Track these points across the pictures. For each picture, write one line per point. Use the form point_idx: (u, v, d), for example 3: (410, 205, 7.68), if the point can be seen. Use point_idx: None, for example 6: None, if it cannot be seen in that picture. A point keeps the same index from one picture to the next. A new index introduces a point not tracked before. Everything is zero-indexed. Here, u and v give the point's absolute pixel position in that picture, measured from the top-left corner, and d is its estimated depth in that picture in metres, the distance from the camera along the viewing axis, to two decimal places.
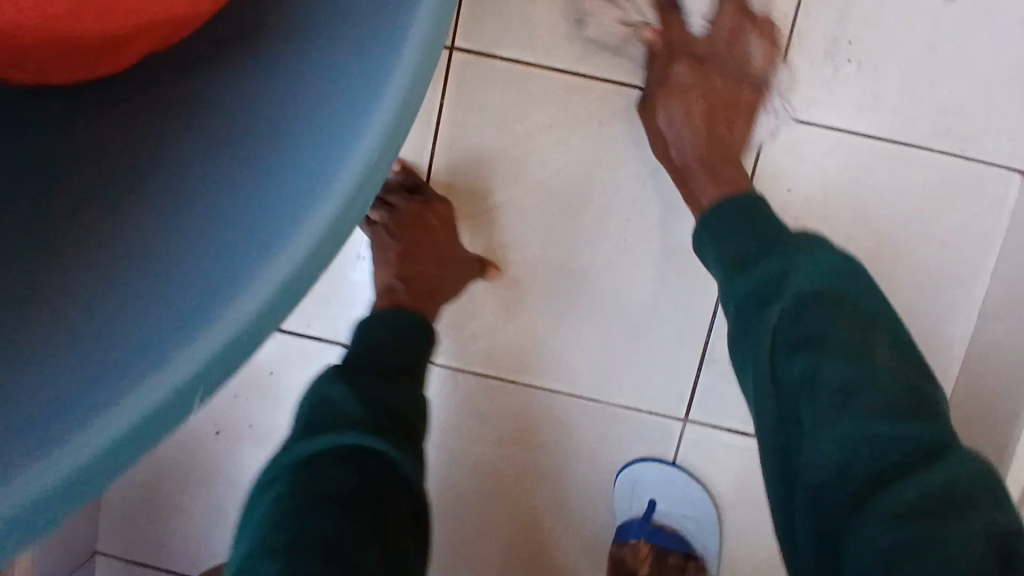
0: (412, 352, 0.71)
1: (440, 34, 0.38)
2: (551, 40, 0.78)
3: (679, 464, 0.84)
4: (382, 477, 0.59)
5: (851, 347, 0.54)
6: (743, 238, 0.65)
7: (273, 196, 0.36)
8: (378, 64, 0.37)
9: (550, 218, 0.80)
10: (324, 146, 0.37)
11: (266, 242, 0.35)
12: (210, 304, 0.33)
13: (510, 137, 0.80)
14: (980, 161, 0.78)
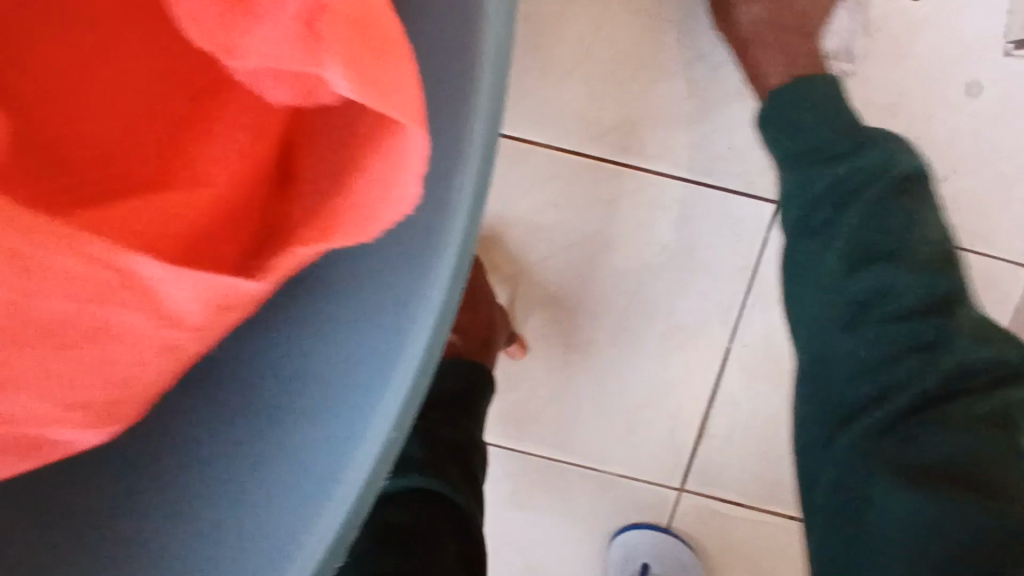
0: (470, 386, 0.66)
1: (487, 171, 0.30)
2: (557, 120, 0.75)
3: (671, 530, 0.87)
4: (447, 523, 0.53)
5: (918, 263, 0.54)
6: (818, 130, 0.60)
7: (321, 381, 0.29)
8: (428, 220, 0.28)
9: (551, 294, 0.81)
10: (369, 316, 0.29)
11: (325, 465, 0.28)
12: (281, 533, 0.28)
13: (513, 213, 0.78)
14: (989, 256, 0.77)
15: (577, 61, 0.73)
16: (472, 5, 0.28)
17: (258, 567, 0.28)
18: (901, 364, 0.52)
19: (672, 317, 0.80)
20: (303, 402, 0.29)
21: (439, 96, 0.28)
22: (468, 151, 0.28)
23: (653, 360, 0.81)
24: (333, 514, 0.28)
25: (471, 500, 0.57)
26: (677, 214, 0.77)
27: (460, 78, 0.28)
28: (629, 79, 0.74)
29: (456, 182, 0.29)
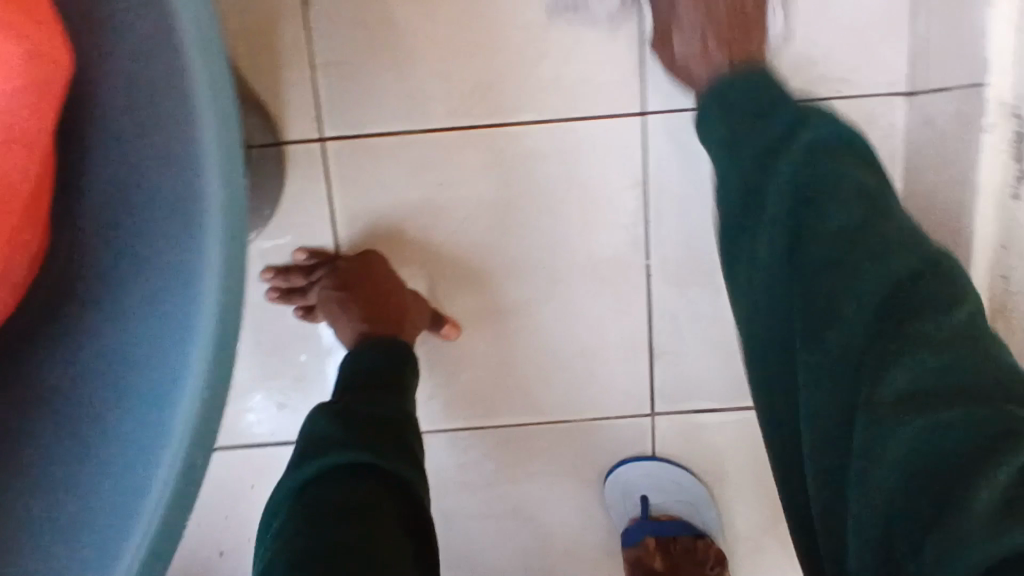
0: (389, 367, 0.68)
1: (234, 123, 0.36)
2: (412, 105, 0.77)
3: (659, 455, 0.87)
4: (371, 488, 0.56)
5: (883, 265, 0.49)
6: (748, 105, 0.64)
7: (160, 310, 0.38)
8: (190, 193, 0.36)
9: (465, 269, 0.82)
10: (177, 253, 0.37)
11: (174, 381, 0.37)
12: (161, 429, 0.38)
13: (404, 204, 0.80)
14: (860, 98, 0.78)
15: (413, 47, 0.76)
16: (172, 23, 0.35)
17: (151, 454, 0.38)
18: (824, 215, 0.53)
19: (584, 252, 0.82)
20: (149, 354, 0.38)
21: (173, 101, 0.36)
22: (202, 134, 0.36)
23: (581, 300, 0.83)
24: (185, 428, 0.37)
25: (402, 466, 0.60)
26: (551, 154, 0.79)
27: (184, 81, 0.35)
28: (464, 47, 0.76)
29: (200, 140, 0.36)
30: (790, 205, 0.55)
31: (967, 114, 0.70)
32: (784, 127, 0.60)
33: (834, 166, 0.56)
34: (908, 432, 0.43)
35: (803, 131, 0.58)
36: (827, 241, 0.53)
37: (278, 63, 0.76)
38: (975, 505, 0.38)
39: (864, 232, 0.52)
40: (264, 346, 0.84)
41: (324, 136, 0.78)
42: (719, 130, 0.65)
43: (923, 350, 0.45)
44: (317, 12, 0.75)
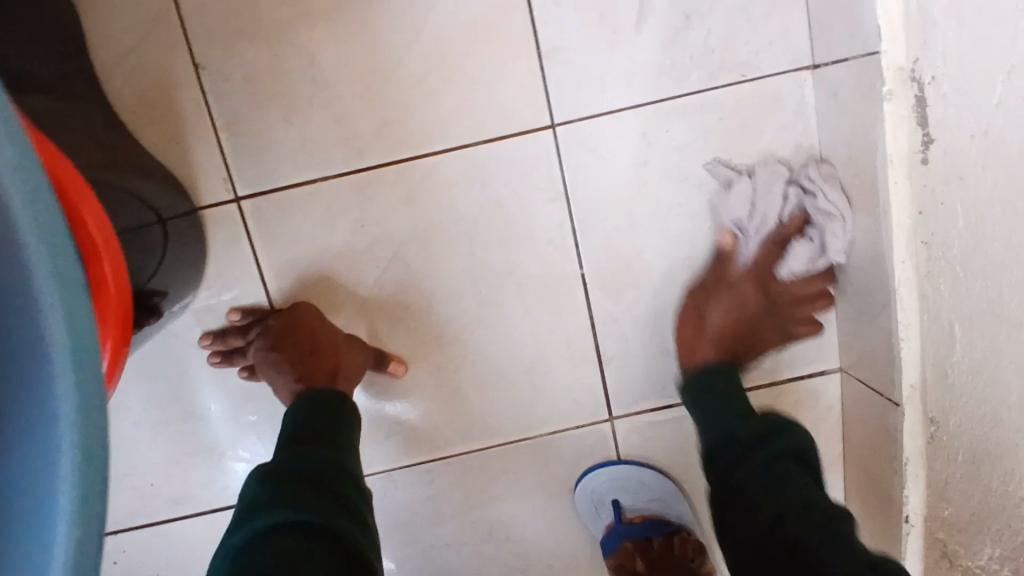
0: (327, 423, 0.68)
1: (59, 234, 0.32)
2: (322, 152, 0.78)
3: (625, 458, 0.88)
4: (308, 541, 0.56)
5: (804, 490, 0.63)
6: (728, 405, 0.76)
7: (15, 464, 0.33)
8: (28, 323, 0.32)
9: (401, 305, 0.82)
10: (24, 396, 0.32)
11: (37, 546, 0.32)
12: None
13: (330, 250, 0.80)
14: (764, 80, 0.79)
15: (314, 94, 0.76)
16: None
17: None
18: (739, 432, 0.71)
19: (517, 271, 0.82)
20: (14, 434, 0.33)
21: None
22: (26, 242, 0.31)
23: (522, 317, 0.83)
24: (66, 512, 0.31)
25: (342, 520, 0.59)
26: (468, 178, 0.79)
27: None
28: (365, 86, 0.77)
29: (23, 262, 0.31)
30: (763, 530, 0.61)
31: (867, 84, 0.71)
32: (755, 432, 0.70)
33: (795, 478, 0.65)
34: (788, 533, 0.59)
35: (784, 439, 0.69)
36: (777, 517, 0.61)
37: (182, 130, 0.76)
38: (815, 537, 0.57)
39: (788, 499, 0.62)
40: (215, 409, 0.84)
41: (239, 197, 0.78)
42: (703, 399, 0.78)
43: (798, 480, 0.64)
44: (211, 72, 0.75)
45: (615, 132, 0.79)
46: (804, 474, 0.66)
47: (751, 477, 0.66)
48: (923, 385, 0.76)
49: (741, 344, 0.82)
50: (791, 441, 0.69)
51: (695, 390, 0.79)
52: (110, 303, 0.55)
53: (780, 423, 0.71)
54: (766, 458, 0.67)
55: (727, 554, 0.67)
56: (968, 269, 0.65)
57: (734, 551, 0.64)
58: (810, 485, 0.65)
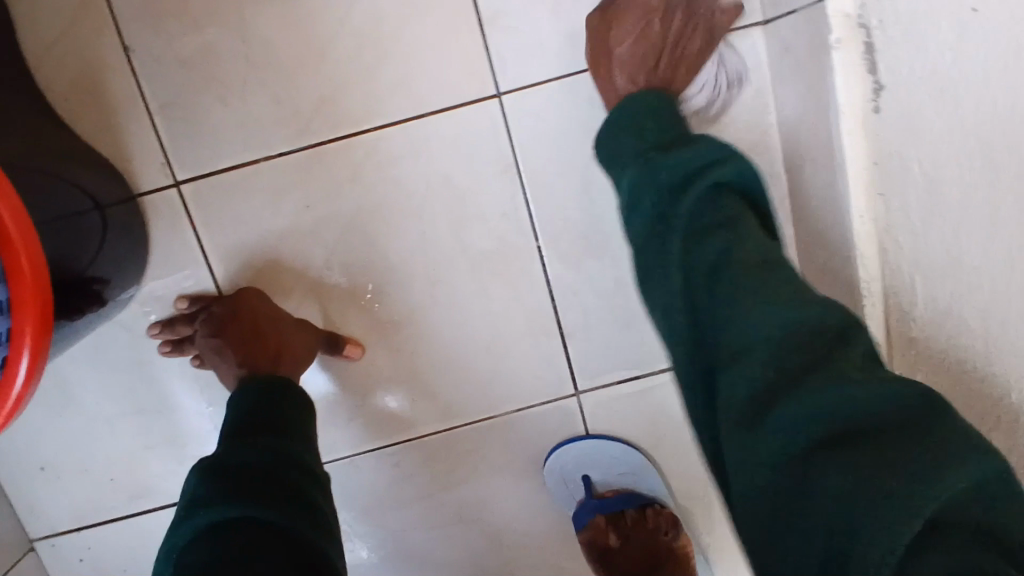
0: (271, 407, 0.66)
1: None
2: (262, 131, 0.75)
3: (593, 433, 0.86)
4: (249, 538, 0.55)
5: (752, 270, 0.51)
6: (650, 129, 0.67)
7: None
8: None
9: (355, 286, 0.80)
10: None
11: None
12: None
13: (277, 233, 0.78)
14: None
15: (250, 72, 0.74)
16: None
17: None
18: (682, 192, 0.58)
19: (471, 245, 0.80)
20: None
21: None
22: None
23: (479, 293, 0.81)
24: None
25: (288, 514, 0.58)
26: (414, 152, 0.77)
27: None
28: (302, 62, 0.74)
29: None
30: (686, 281, 0.54)
31: (815, 33, 0.69)
32: (678, 176, 0.59)
33: (731, 209, 0.55)
34: (791, 436, 0.43)
35: (719, 169, 0.57)
36: (726, 310, 0.50)
37: (115, 114, 0.74)
38: (791, 380, 0.45)
39: (709, 218, 0.55)
40: (170, 400, 0.82)
41: (178, 181, 0.76)
42: (624, 145, 0.68)
43: (745, 244, 0.53)
44: (140, 54, 0.73)
45: (563, 98, 0.77)
46: (739, 208, 0.56)
47: (682, 236, 0.56)
48: (891, 342, 0.74)
49: (672, 60, 0.73)
50: (738, 181, 0.58)
51: (616, 124, 0.69)
52: (25, 297, 0.54)
53: (718, 148, 0.60)
54: (694, 205, 0.57)
55: (667, 360, 0.57)
56: (926, 217, 0.63)
57: (680, 364, 0.54)
58: (751, 221, 0.55)
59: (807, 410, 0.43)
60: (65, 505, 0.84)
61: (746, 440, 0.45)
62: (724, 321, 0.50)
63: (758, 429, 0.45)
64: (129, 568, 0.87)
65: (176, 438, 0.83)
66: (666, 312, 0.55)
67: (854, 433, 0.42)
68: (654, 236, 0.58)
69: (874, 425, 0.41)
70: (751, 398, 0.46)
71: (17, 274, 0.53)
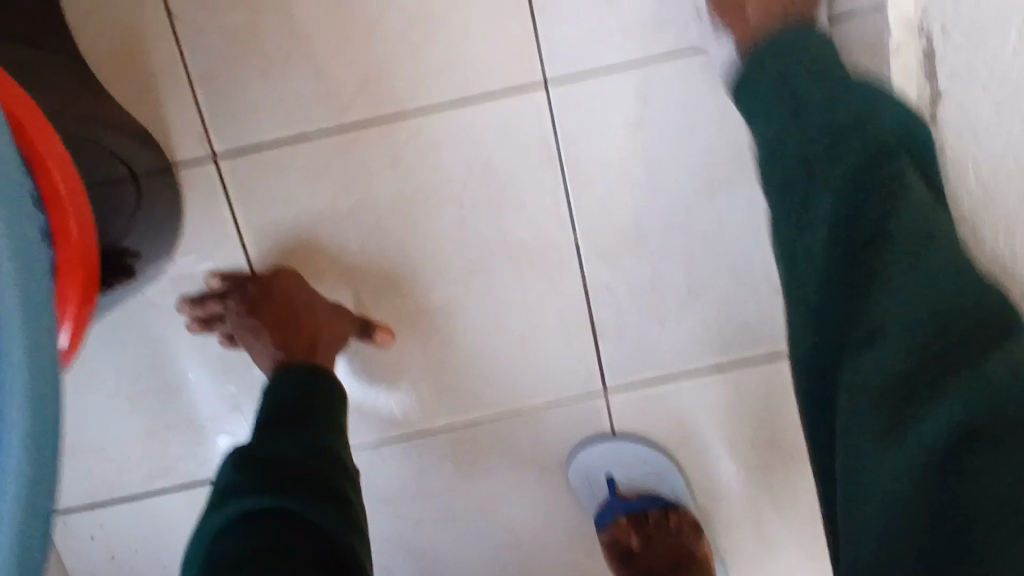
0: (304, 397, 0.64)
1: None
2: (304, 109, 0.74)
3: (619, 432, 0.85)
4: (279, 530, 0.53)
5: (930, 208, 0.50)
6: (772, 96, 0.61)
7: None
8: None
9: (389, 271, 0.79)
10: None
11: None
12: None
13: (314, 213, 0.77)
14: None
15: (296, 47, 0.73)
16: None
17: None
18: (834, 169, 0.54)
19: (509, 235, 0.79)
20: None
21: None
22: None
23: (514, 284, 0.80)
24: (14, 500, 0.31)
25: (313, 508, 0.55)
26: (457, 138, 0.76)
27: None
28: (349, 41, 0.73)
29: None
30: (834, 219, 0.52)
31: (872, 38, 0.68)
32: (840, 125, 0.55)
33: (886, 137, 0.53)
34: (886, 291, 0.48)
35: (885, 132, 0.54)
36: (880, 238, 0.50)
37: (157, 85, 0.72)
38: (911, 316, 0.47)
39: (873, 191, 0.51)
40: (192, 379, 0.80)
41: (216, 155, 0.74)
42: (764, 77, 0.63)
43: (907, 207, 0.50)
44: (186, 24, 0.72)
45: (609, 91, 0.76)
46: (904, 170, 0.52)
47: (851, 168, 0.52)
48: None
49: None
50: (874, 108, 0.55)
51: (764, 51, 0.65)
52: (70, 256, 0.52)
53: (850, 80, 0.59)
54: (864, 158, 0.52)
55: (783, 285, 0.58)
56: (972, 228, 0.62)
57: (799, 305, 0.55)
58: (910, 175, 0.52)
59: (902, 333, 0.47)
60: (78, 483, 0.82)
61: (876, 405, 0.46)
62: (910, 310, 0.47)
63: (894, 365, 0.46)
64: (139, 550, 0.85)
65: (197, 420, 0.82)
66: (805, 251, 0.55)
67: (945, 323, 0.45)
68: (764, 131, 0.62)
69: (948, 331, 0.45)
70: (892, 356, 0.46)
71: (65, 238, 0.51)
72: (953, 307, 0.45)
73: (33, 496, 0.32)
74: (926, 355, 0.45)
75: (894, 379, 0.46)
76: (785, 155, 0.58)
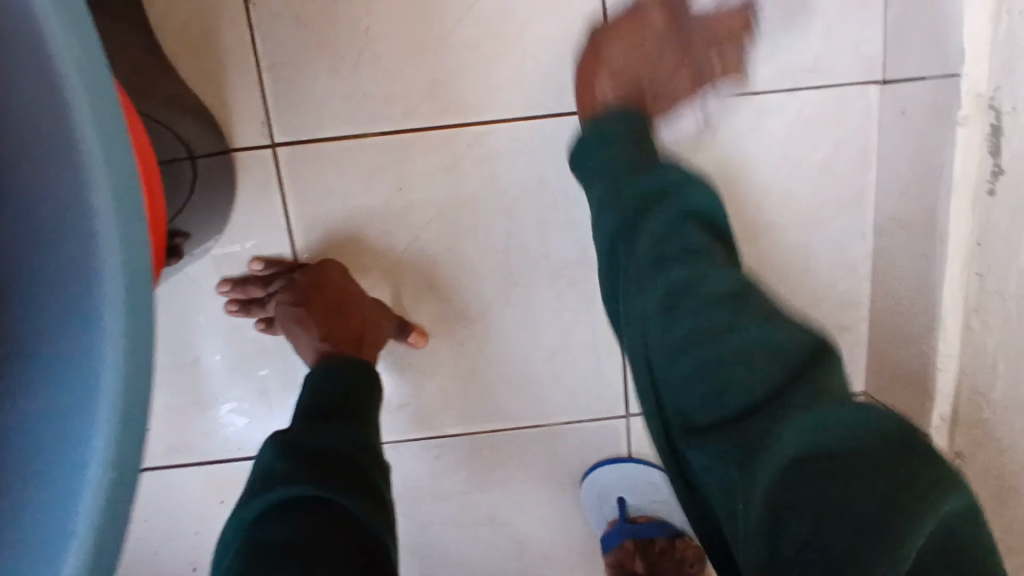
0: (346, 396, 0.65)
1: (101, 91, 0.33)
2: (366, 107, 0.74)
3: (635, 457, 0.86)
4: (326, 522, 0.53)
5: (729, 298, 0.53)
6: (607, 152, 0.65)
7: (56, 311, 0.33)
8: (68, 173, 0.32)
9: (430, 275, 0.79)
10: (71, 244, 0.33)
11: (82, 387, 0.33)
12: (76, 441, 0.33)
13: (363, 210, 0.77)
14: (832, 85, 0.76)
15: (366, 46, 0.73)
16: (33, 36, 0.31)
17: (63, 475, 0.33)
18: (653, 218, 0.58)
19: (553, 254, 0.79)
20: (52, 401, 0.33)
21: (48, 133, 0.32)
22: (72, 101, 0.32)
23: (551, 303, 0.81)
24: (94, 497, 0.32)
25: (355, 500, 0.56)
26: (513, 153, 0.76)
27: (52, 98, 0.32)
28: (418, 45, 0.73)
29: (68, 108, 0.32)
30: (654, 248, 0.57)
31: (939, 105, 0.69)
32: (656, 184, 0.60)
33: (696, 241, 0.57)
34: (682, 358, 0.53)
35: (687, 202, 0.60)
36: (701, 323, 0.53)
37: (223, 66, 0.73)
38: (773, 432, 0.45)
39: (729, 309, 0.53)
40: (224, 358, 0.81)
41: (275, 143, 0.75)
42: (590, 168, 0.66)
43: (702, 288, 0.54)
44: (260, 10, 0.72)
45: (670, 122, 0.76)
46: (706, 241, 0.58)
47: (644, 219, 0.59)
48: (955, 417, 0.75)
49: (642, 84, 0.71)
50: (683, 197, 0.59)
51: (583, 154, 0.67)
52: None
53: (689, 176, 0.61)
54: (656, 208, 0.59)
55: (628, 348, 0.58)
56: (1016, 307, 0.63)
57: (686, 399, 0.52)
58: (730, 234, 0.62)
59: (769, 420, 0.46)
60: None
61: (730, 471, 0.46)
62: (730, 396, 0.50)
63: (708, 413, 0.51)
64: (151, 517, 0.86)
65: (222, 400, 0.82)
66: (652, 336, 0.56)
67: (793, 373, 0.48)
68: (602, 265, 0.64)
69: (813, 439, 0.43)
70: (727, 402, 0.50)
71: None
72: (791, 358, 0.49)
73: (110, 493, 0.33)
74: (821, 446, 0.43)
75: (733, 460, 0.46)
76: (626, 223, 0.60)
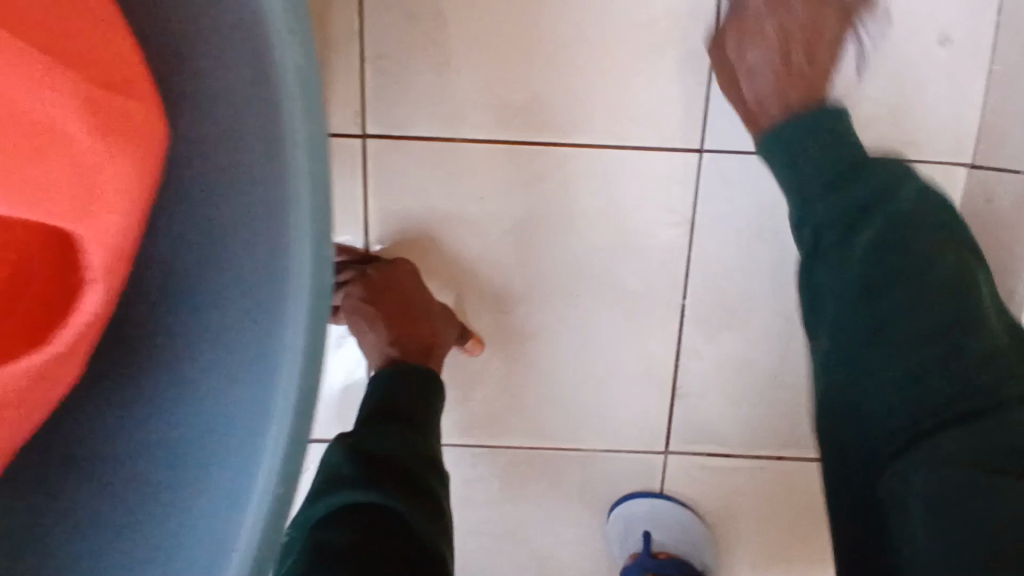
0: (410, 404, 0.65)
1: (316, 139, 0.40)
2: (460, 112, 0.74)
3: (667, 494, 0.86)
4: (388, 529, 0.53)
5: (939, 305, 0.58)
6: (830, 165, 0.63)
7: (250, 319, 0.41)
8: (276, 209, 0.40)
9: (496, 287, 0.79)
10: (269, 267, 0.40)
11: (265, 384, 0.40)
12: (260, 429, 0.40)
13: (440, 212, 0.77)
14: (922, 161, 0.75)
15: (472, 51, 0.73)
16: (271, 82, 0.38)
17: (248, 456, 0.40)
18: (861, 188, 0.62)
19: (622, 283, 0.79)
20: (239, 392, 0.41)
21: (268, 156, 0.39)
22: (291, 148, 0.39)
23: (612, 330, 0.80)
24: (273, 468, 0.40)
25: (417, 512, 0.56)
26: (601, 179, 0.76)
27: (277, 134, 0.39)
28: (524, 59, 0.73)
29: (288, 156, 0.39)
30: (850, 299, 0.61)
31: None
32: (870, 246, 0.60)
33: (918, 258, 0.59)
34: (872, 317, 0.59)
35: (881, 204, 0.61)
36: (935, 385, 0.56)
37: (327, 51, 0.72)
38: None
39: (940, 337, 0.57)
40: None
41: (366, 133, 0.74)
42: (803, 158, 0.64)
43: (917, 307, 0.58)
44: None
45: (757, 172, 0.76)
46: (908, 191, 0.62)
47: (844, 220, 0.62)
48: None
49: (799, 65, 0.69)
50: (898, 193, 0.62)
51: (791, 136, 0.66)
52: None
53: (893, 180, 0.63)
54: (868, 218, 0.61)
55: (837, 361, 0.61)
56: None
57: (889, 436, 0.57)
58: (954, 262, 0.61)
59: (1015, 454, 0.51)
60: None
61: None
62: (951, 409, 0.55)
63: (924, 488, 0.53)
64: None
65: None
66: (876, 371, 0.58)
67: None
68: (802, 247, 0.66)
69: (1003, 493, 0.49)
70: (952, 449, 0.53)
71: None
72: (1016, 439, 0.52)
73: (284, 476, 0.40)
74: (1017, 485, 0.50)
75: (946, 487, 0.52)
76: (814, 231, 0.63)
